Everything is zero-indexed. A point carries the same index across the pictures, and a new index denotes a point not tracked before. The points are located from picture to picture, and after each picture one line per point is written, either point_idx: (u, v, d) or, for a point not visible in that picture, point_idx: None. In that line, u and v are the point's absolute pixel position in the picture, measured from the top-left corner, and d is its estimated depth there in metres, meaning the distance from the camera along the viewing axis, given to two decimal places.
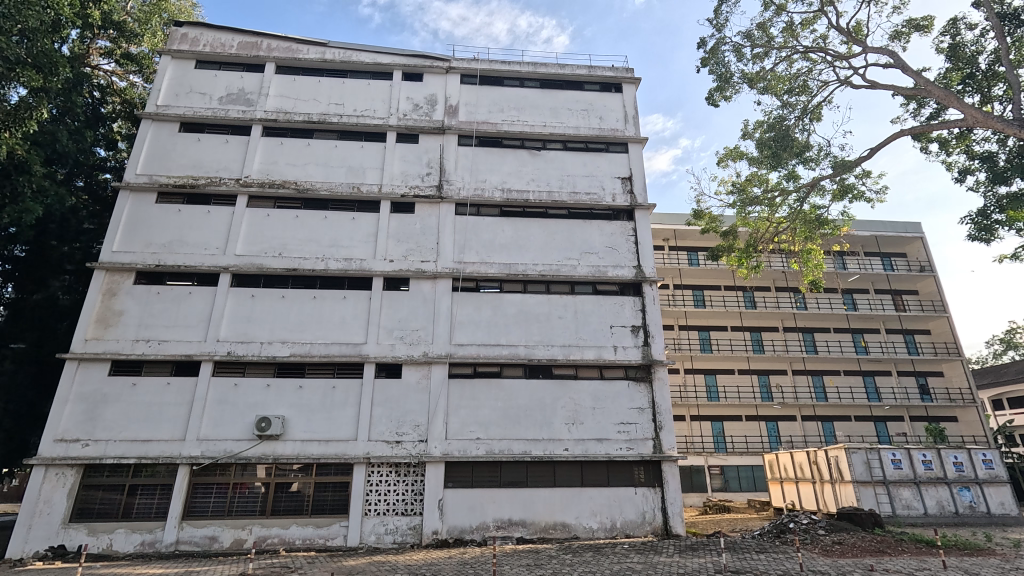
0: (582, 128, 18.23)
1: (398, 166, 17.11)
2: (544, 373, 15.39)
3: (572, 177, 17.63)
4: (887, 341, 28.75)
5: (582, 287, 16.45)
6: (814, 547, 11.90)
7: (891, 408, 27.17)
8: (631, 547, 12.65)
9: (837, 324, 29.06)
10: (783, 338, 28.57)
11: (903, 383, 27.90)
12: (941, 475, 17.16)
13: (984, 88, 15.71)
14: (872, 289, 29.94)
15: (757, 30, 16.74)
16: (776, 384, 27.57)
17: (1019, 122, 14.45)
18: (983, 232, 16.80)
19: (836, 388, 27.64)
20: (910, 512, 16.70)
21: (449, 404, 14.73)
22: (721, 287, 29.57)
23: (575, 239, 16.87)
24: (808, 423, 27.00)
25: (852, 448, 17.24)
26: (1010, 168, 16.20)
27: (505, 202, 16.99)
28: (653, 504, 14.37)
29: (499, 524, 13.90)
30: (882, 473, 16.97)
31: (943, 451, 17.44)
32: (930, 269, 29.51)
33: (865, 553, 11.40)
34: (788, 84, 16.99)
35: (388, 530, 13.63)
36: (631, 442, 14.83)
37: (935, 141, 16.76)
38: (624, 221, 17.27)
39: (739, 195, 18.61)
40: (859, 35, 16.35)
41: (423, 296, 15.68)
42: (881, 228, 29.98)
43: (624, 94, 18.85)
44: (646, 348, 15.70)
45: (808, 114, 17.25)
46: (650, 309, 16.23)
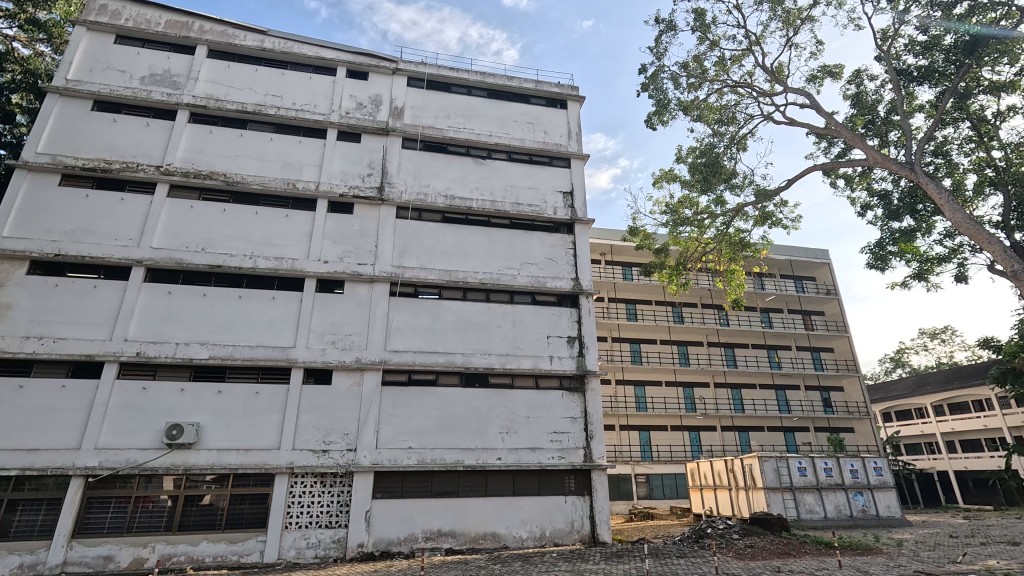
0: (527, 140, 18.50)
1: (338, 165, 16.56)
2: (479, 382, 15.35)
3: (515, 188, 17.81)
4: (797, 357, 31.14)
5: (522, 297, 16.64)
6: (729, 551, 12.58)
7: (798, 420, 29.46)
8: (559, 556, 12.78)
9: (755, 340, 31.19)
10: (706, 352, 30.34)
11: (810, 396, 30.32)
12: (839, 481, 18.76)
13: (882, 133, 17.65)
14: (786, 309, 32.45)
15: (693, 61, 17.98)
16: (699, 396, 29.13)
17: (910, 165, 16.37)
18: (879, 261, 18.73)
19: (752, 400, 29.60)
20: (813, 516, 18.11)
21: (381, 412, 14.31)
22: (653, 302, 30.97)
23: (516, 249, 17.03)
24: (727, 433, 28.67)
25: (765, 457, 18.47)
26: (902, 207, 18.25)
27: (448, 208, 16.89)
28: (582, 513, 14.62)
29: (428, 535, 13.59)
30: (789, 479, 18.34)
31: (841, 460, 19.12)
32: (835, 293, 32.34)
33: (773, 556, 12.15)
34: (719, 114, 18.44)
35: (310, 544, 12.97)
36: (563, 452, 15.05)
37: (842, 177, 18.61)
38: (564, 234, 17.69)
39: (671, 215, 19.74)
40: (781, 76, 17.89)
41: (359, 300, 15.22)
42: (795, 253, 32.66)
43: (569, 111, 19.40)
44: (581, 359, 16.05)
45: (736, 143, 18.77)
46: (586, 321, 16.64)
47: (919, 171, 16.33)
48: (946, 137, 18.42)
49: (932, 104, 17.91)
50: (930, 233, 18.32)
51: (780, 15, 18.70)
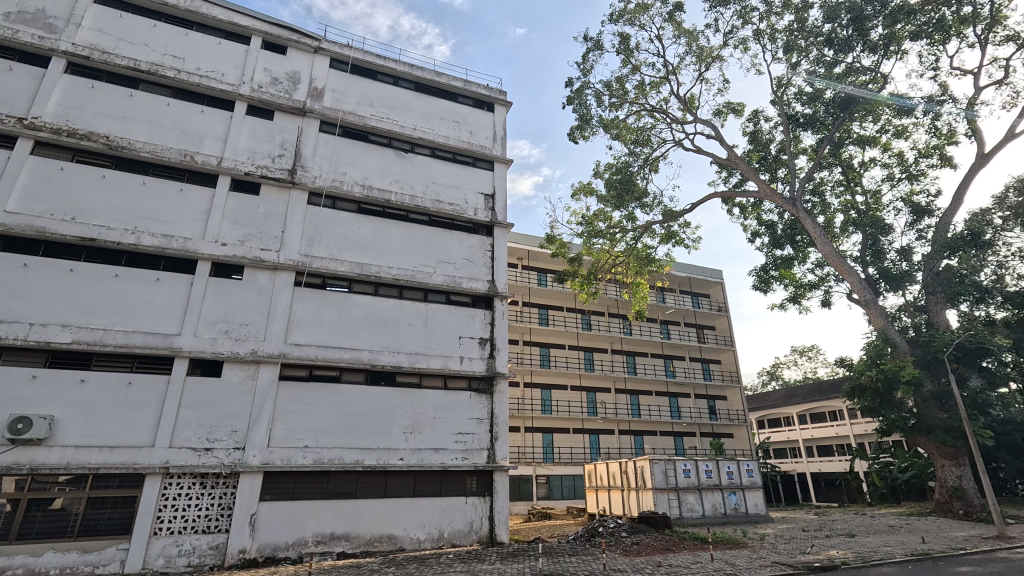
0: (452, 138, 18.36)
1: (245, 141, 15.36)
2: (385, 380, 14.95)
3: (437, 185, 17.58)
4: (690, 367, 33.68)
5: (436, 295, 16.45)
6: (616, 548, 13.29)
7: (687, 425, 31.88)
8: (455, 557, 12.73)
9: (654, 349, 33.36)
10: (610, 359, 31.91)
11: (698, 404, 32.92)
12: (717, 482, 20.55)
13: (772, 168, 19.73)
14: (683, 322, 35.05)
15: (616, 82, 20.39)
16: (601, 401, 30.53)
17: (792, 200, 18.52)
18: (763, 284, 20.84)
19: (648, 406, 31.58)
20: (693, 514, 19.65)
21: (276, 409, 13.43)
22: (564, 309, 32.00)
23: (433, 247, 16.81)
24: (624, 437, 30.33)
25: (655, 459, 19.83)
26: (783, 236, 20.53)
27: (364, 199, 16.29)
28: (481, 513, 14.70)
29: (319, 539, 12.93)
30: (675, 480, 19.80)
31: (720, 462, 21.00)
32: (725, 310, 35.47)
33: (655, 552, 13.02)
34: (635, 135, 20.33)
35: (182, 551, 11.80)
36: (467, 453, 15.06)
37: (737, 206, 20.59)
38: (483, 236, 17.76)
39: (586, 227, 21.00)
40: (692, 107, 20.02)
41: (259, 288, 14.20)
42: (694, 272, 35.41)
43: (496, 114, 19.55)
44: (491, 360, 16.19)
45: (649, 164, 20.72)
46: (498, 324, 16.82)
47: (798, 206, 18.53)
48: (822, 179, 20.99)
49: (813, 148, 20.41)
50: (805, 262, 20.73)
51: (694, 51, 20.39)
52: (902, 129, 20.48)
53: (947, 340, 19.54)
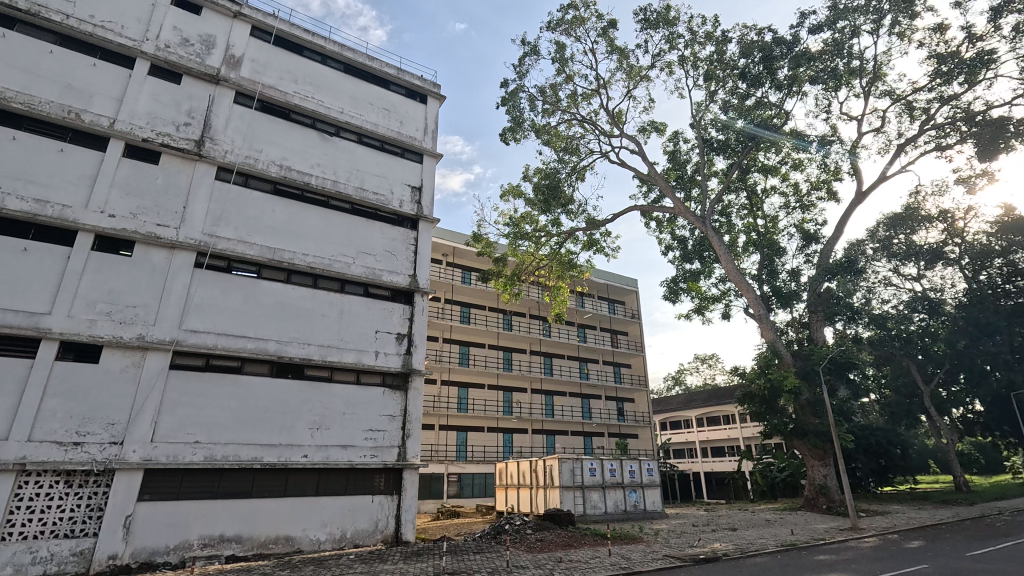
0: (381, 126, 17.79)
1: (146, 104, 13.88)
2: (292, 373, 14.17)
3: (362, 173, 16.94)
4: (602, 370, 35.13)
5: (353, 287, 15.85)
6: (520, 545, 13.55)
7: (596, 426, 33.23)
8: (357, 557, 12.31)
9: (570, 352, 34.44)
10: (528, 360, 32.48)
11: (608, 406, 34.42)
12: (620, 480, 21.60)
13: (687, 187, 21.11)
14: (598, 327, 36.48)
15: (549, 90, 21.15)
16: (517, 400, 31.01)
17: (703, 218, 19.93)
18: (672, 294, 22.20)
19: (561, 406, 32.54)
20: (596, 511, 20.50)
21: (164, 400, 12.27)
22: (486, 308, 32.13)
23: (354, 237, 16.18)
24: (536, 436, 31.00)
25: (563, 458, 20.47)
26: (693, 251, 22.05)
27: (281, 180, 15.33)
28: (387, 512, 14.34)
29: (206, 542, 11.95)
30: (581, 479, 20.55)
31: (623, 461, 22.09)
32: (638, 317, 37.38)
33: (558, 548, 13.45)
34: (564, 143, 20.99)
35: (36, 559, 10.37)
36: (376, 450, 14.64)
37: (655, 220, 21.82)
38: (407, 229, 17.38)
39: (512, 229, 21.39)
40: (619, 121, 20.98)
41: (151, 267, 12.89)
42: (611, 279, 36.99)
43: (428, 107, 19.22)
44: (407, 357, 15.87)
45: (575, 172, 21.55)
46: (417, 320, 16.52)
47: (708, 225, 19.97)
48: (729, 202, 22.78)
49: (723, 172, 22.11)
50: (711, 276, 22.37)
51: (624, 68, 21.31)
52: (798, 163, 22.72)
53: (822, 354, 21.97)
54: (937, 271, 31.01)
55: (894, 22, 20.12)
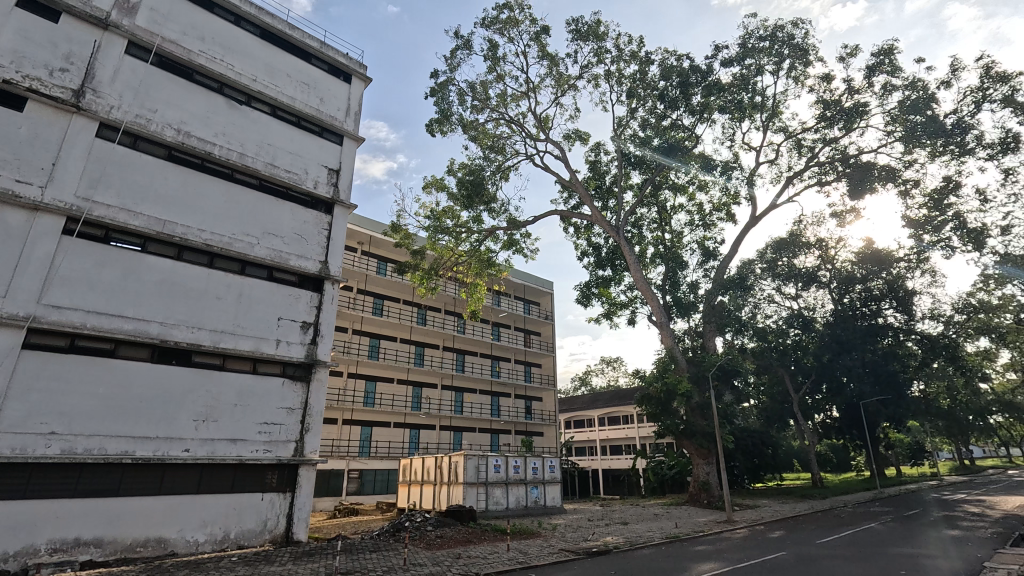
0: (299, 100, 16.69)
1: (9, 40, 11.90)
2: (178, 359, 12.88)
3: (273, 148, 15.78)
4: (513, 369, 35.67)
5: (255, 269, 14.73)
6: (420, 542, 13.37)
7: (504, 423, 33.70)
8: (239, 560, 11.41)
9: (483, 349, 34.59)
10: (440, 356, 32.16)
11: (516, 404, 35.02)
12: (523, 476, 22.06)
13: (605, 197, 22.04)
14: (513, 326, 36.98)
15: (480, 87, 21.19)
16: (426, 396, 30.62)
17: (616, 228, 20.93)
18: (585, 299, 23.06)
19: (471, 403, 32.61)
20: (498, 507, 20.75)
21: (12, 384, 10.58)
22: (400, 301, 31.34)
23: (259, 216, 15.04)
24: (443, 433, 30.81)
25: (469, 455, 20.49)
26: (606, 259, 23.10)
27: (178, 146, 13.87)
28: (278, 511, 13.47)
29: (56, 547, 10.47)
30: (485, 475, 20.70)
31: (528, 458, 22.58)
32: (550, 319, 38.38)
33: (457, 544, 13.44)
34: (491, 141, 21.13)
35: None
36: (270, 445, 13.72)
37: (572, 226, 22.55)
38: (320, 213, 16.47)
39: (433, 222, 21.17)
40: (545, 126, 21.44)
41: (6, 229, 11.09)
42: (528, 280, 37.64)
43: (352, 87, 18.35)
44: (312, 347, 15.04)
45: (500, 171, 21.78)
46: (325, 309, 15.71)
47: (621, 234, 20.97)
48: (642, 215, 24.11)
49: (638, 186, 23.34)
50: (621, 284, 23.53)
51: (553, 74, 21.79)
52: (704, 185, 24.56)
53: (712, 361, 23.96)
54: (811, 292, 35.00)
55: (792, 66, 22.37)
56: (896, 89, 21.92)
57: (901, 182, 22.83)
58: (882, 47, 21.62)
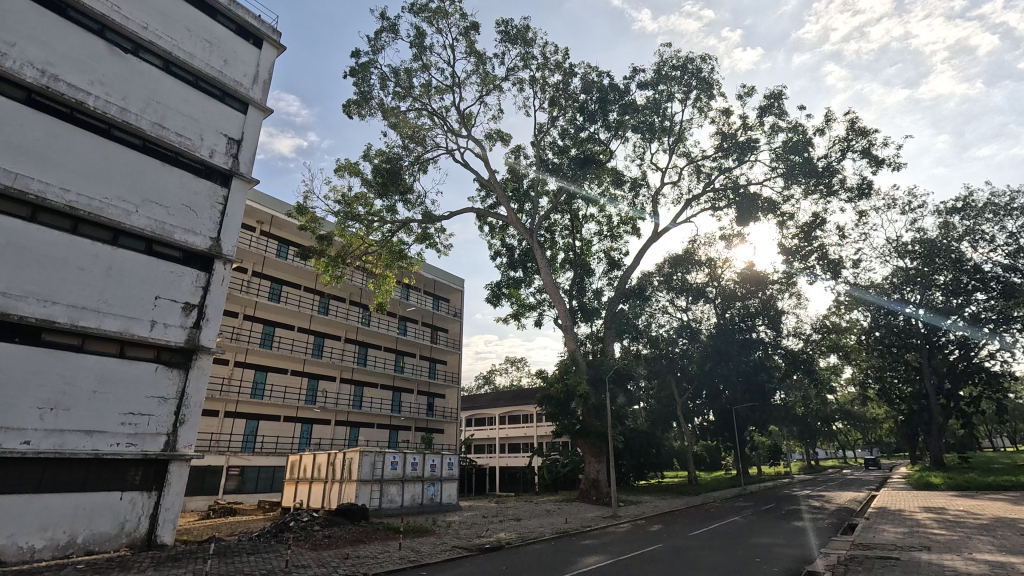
0: (199, 58, 15.04)
1: None
2: (23, 336, 11.05)
3: (164, 107, 14.07)
4: (418, 365, 35.05)
5: (131, 240, 13.06)
6: (304, 543, 12.63)
7: (404, 419, 33.00)
8: (89, 567, 9.98)
9: (388, 343, 33.60)
10: (341, 348, 30.75)
11: (418, 400, 34.45)
12: (420, 474, 21.74)
13: (521, 200, 22.41)
14: (421, 321, 36.33)
15: (403, 74, 20.66)
16: (323, 389, 29.14)
17: (530, 231, 21.38)
18: (495, 298, 23.27)
19: (371, 398, 31.55)
20: (391, 505, 20.22)
21: None
22: (301, 288, 29.50)
23: (140, 181, 13.36)
24: (339, 428, 29.52)
25: (365, 452, 19.75)
26: (517, 260, 23.54)
27: (41, 89, 11.90)
28: (139, 512, 12.00)
29: None
30: (381, 473, 20.08)
31: (426, 455, 22.28)
32: (459, 316, 38.22)
33: (345, 544, 12.89)
34: (411, 131, 20.72)
35: None
36: (135, 438, 12.22)
37: (488, 225, 22.66)
38: (215, 185, 14.99)
39: (344, 208, 20.26)
40: (468, 122, 21.39)
41: None
42: (439, 275, 37.18)
43: (262, 53, 16.91)
44: (194, 331, 13.65)
45: (418, 163, 21.37)
46: (213, 290, 14.35)
47: (534, 237, 21.43)
48: (555, 221, 24.84)
49: (554, 193, 24.00)
50: (531, 286, 24.06)
51: (480, 72, 21.76)
52: (614, 198, 25.85)
53: (610, 365, 25.27)
54: (699, 306, 38.23)
55: (698, 97, 24.24)
56: (781, 131, 24.58)
57: (779, 214, 25.67)
58: (773, 92, 24.15)
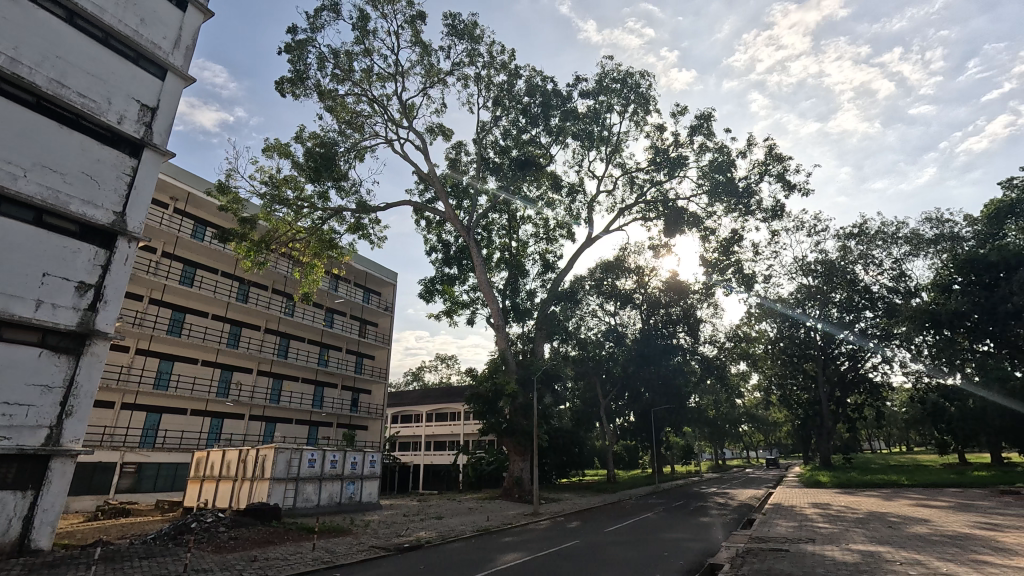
0: (108, 11, 12.53)
1: None
2: None
3: (60, 60, 11.60)
4: (344, 359, 33.83)
5: (10, 207, 10.74)
6: (207, 545, 11.80)
7: (326, 415, 31.75)
8: None
9: (312, 336, 32.15)
10: (260, 339, 29.05)
11: (342, 395, 33.26)
12: (340, 472, 20.99)
13: (459, 197, 22.28)
14: (349, 314, 35.08)
15: (343, 56, 19.94)
16: (237, 381, 27.43)
17: (467, 229, 21.29)
18: (428, 294, 22.96)
19: (290, 392, 30.08)
20: (307, 504, 19.34)
21: None
22: (218, 273, 27.53)
23: (27, 140, 10.99)
24: (253, 423, 27.90)
25: (280, 449, 18.74)
26: (453, 257, 23.38)
27: None
28: (8, 515, 9.95)
29: None
30: (297, 471, 19.15)
31: (347, 453, 21.56)
32: (390, 310, 37.31)
33: (253, 546, 12.19)
34: (348, 117, 20.11)
35: None
36: (8, 432, 10.13)
37: (424, 219, 22.32)
38: (124, 155, 12.77)
39: (271, 191, 19.23)
40: (409, 113, 21.01)
41: None
42: (371, 267, 36.09)
43: (186, 16, 14.60)
44: (89, 314, 11.66)
45: (355, 150, 20.72)
46: (115, 271, 12.33)
47: (471, 235, 21.36)
48: (493, 219, 24.90)
49: (493, 192, 24.07)
50: (465, 284, 23.96)
51: (424, 64, 21.38)
52: (551, 202, 26.32)
53: (539, 365, 25.71)
54: (626, 311, 39.83)
55: (635, 111, 25.21)
56: (708, 150, 26.12)
57: (703, 228, 27.29)
58: (702, 113, 25.63)
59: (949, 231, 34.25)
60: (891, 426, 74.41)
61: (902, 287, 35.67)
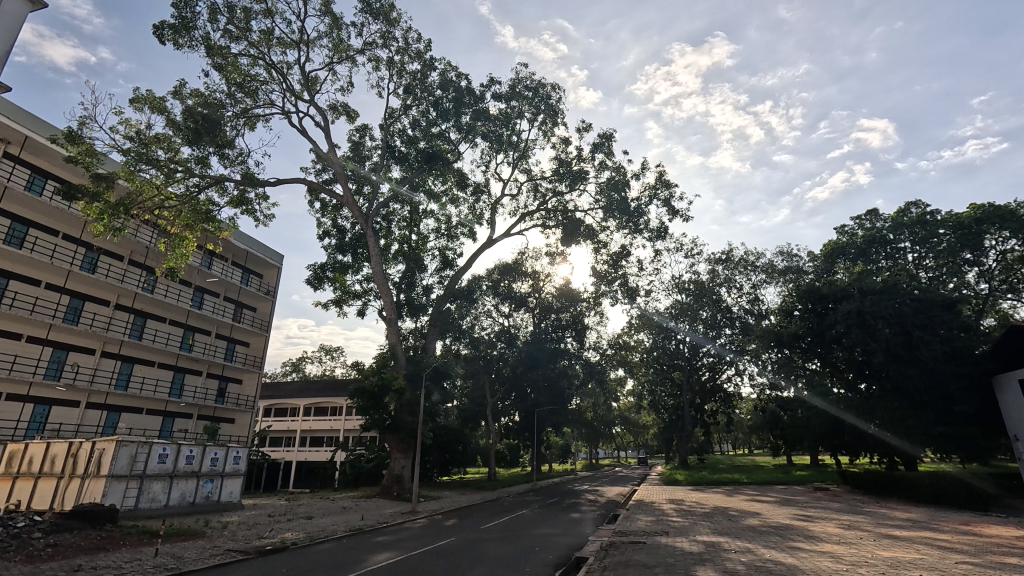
0: None
1: None
2: None
3: None
4: (211, 344, 30.61)
5: None
6: (14, 555, 9.95)
7: (185, 406, 28.53)
8: None
9: (175, 316, 28.76)
10: (107, 315, 25.33)
11: (206, 384, 30.11)
12: (196, 469, 18.95)
13: (359, 182, 21.32)
14: (222, 295, 31.86)
15: (240, 12, 18.15)
16: (72, 362, 23.64)
17: (366, 218, 20.44)
18: (317, 281, 21.64)
19: (141, 378, 26.63)
20: (152, 505, 17.13)
21: None
22: (59, 235, 23.47)
23: None
24: (90, 411, 24.17)
25: (124, 442, 16.38)
26: (347, 245, 22.30)
27: None
28: None
29: None
30: (143, 467, 16.91)
31: (206, 449, 19.59)
32: (271, 295, 34.45)
33: (78, 554, 10.54)
34: (240, 79, 18.36)
35: None
36: None
37: (319, 201, 21.02)
38: None
39: (137, 148, 16.86)
40: (311, 86, 19.72)
41: None
42: (253, 246, 33.01)
43: None
44: None
45: (244, 117, 18.97)
46: None
47: (369, 223, 20.51)
48: (393, 210, 24.21)
49: (395, 182, 23.47)
50: (358, 273, 22.93)
51: (333, 37, 20.17)
52: (455, 199, 26.18)
53: (428, 362, 25.30)
54: (520, 314, 40.78)
55: (544, 120, 25.96)
56: (608, 168, 27.70)
57: (596, 242, 28.88)
58: (605, 133, 27.17)
59: (795, 264, 39.84)
60: (738, 430, 84.64)
61: (755, 310, 40.78)
